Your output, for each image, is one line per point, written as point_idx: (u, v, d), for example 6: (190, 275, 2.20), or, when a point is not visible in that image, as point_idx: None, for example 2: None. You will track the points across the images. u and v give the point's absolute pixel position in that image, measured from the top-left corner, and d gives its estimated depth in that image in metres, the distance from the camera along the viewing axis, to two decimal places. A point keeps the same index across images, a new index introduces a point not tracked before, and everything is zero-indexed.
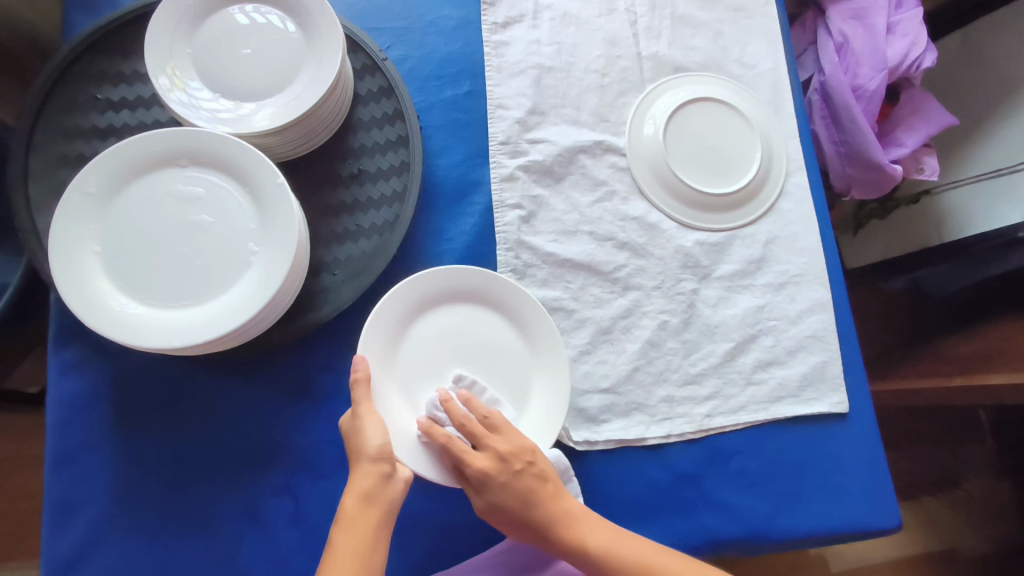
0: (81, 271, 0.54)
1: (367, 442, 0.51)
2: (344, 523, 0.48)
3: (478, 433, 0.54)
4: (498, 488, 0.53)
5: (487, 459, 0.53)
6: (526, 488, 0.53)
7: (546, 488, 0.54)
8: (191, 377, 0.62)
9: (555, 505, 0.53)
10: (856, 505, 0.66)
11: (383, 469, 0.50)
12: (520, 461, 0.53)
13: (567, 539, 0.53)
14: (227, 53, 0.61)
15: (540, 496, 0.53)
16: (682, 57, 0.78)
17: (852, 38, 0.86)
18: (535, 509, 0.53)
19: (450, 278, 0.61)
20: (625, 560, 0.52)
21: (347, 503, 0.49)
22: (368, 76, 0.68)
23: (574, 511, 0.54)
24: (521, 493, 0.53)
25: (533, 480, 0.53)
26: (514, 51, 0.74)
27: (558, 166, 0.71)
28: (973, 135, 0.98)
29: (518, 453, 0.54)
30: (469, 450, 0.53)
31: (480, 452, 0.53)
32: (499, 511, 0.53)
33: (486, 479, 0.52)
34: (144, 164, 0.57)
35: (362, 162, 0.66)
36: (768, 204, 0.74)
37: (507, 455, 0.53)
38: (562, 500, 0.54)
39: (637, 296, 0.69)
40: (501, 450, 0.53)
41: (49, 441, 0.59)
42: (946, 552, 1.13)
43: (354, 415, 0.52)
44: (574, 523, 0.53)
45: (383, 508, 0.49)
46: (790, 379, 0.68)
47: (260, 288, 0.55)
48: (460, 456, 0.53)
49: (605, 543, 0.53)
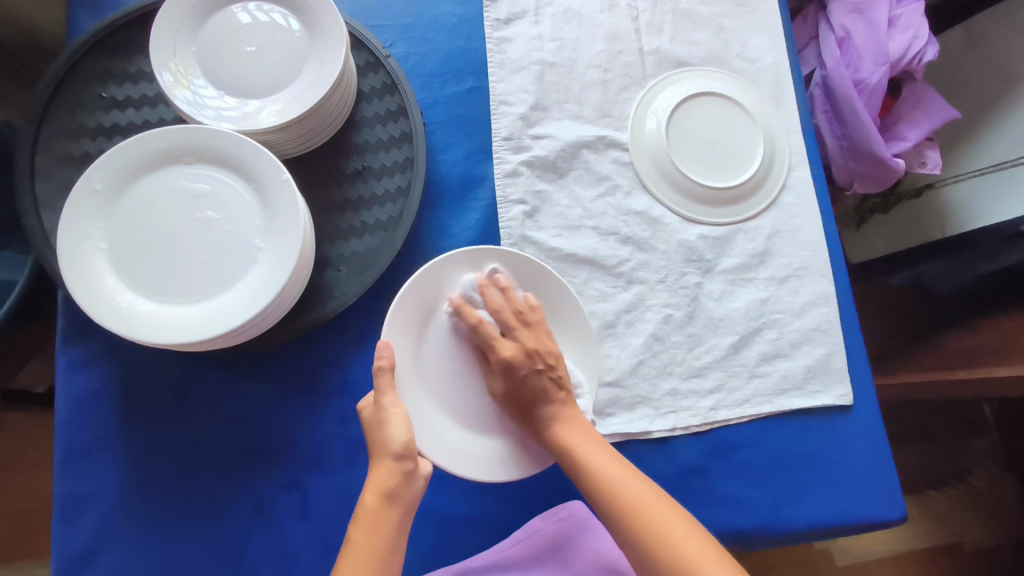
0: (89, 267, 0.54)
1: (390, 435, 0.51)
2: (366, 520, 0.48)
3: (511, 324, 0.58)
4: (515, 376, 0.56)
5: (514, 349, 0.56)
6: (537, 387, 0.56)
7: (558, 393, 0.56)
8: (198, 372, 0.62)
9: (561, 410, 0.56)
10: (862, 497, 0.66)
11: (408, 465, 0.50)
12: (539, 361, 0.56)
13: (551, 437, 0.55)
14: (232, 50, 0.62)
15: (551, 400, 0.56)
16: (684, 51, 0.78)
17: (854, 32, 0.86)
18: (543, 406, 0.56)
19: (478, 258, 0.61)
20: (594, 473, 0.52)
21: (367, 500, 0.49)
22: (371, 73, 0.68)
23: (574, 420, 0.56)
24: (532, 390, 0.56)
25: (548, 382, 0.56)
26: (516, 47, 0.74)
27: (561, 161, 0.72)
28: (976, 128, 0.99)
29: (543, 353, 0.57)
30: (497, 338, 0.57)
31: (510, 340, 0.57)
32: (508, 396, 0.57)
33: (507, 365, 0.56)
34: (151, 161, 0.57)
35: (366, 159, 0.66)
36: (770, 197, 0.74)
37: (532, 351, 0.56)
38: (569, 408, 0.56)
39: (640, 290, 0.69)
40: (529, 346, 0.56)
41: (59, 437, 0.60)
42: (952, 546, 1.13)
43: (377, 405, 0.52)
44: (570, 426, 0.55)
45: (402, 506, 0.49)
46: (794, 372, 0.69)
47: (265, 284, 0.55)
48: (487, 339, 0.57)
49: (585, 452, 0.53)
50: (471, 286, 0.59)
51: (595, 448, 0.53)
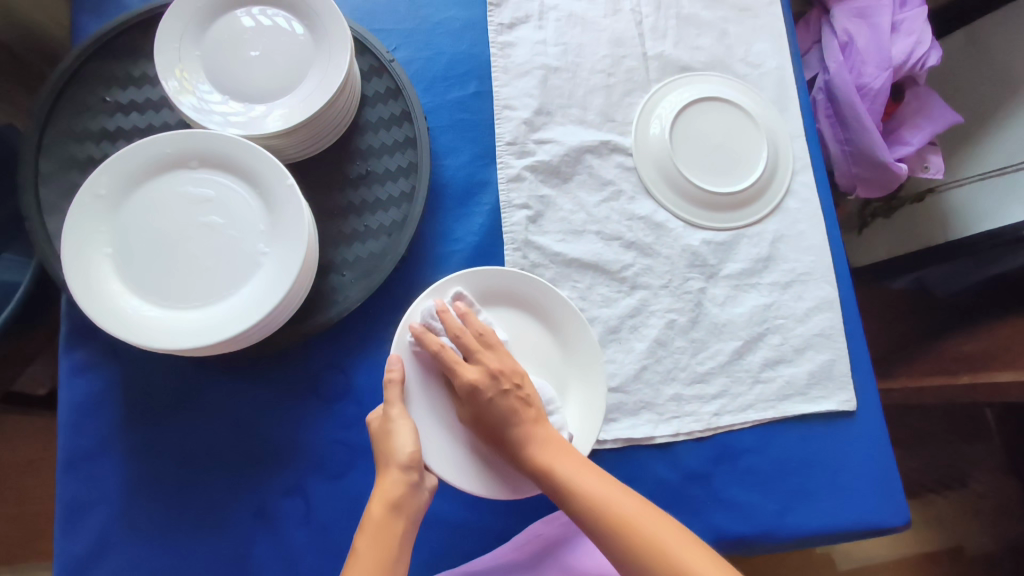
0: (93, 272, 0.54)
1: (397, 445, 0.51)
2: (372, 530, 0.48)
3: (473, 348, 0.54)
4: (481, 402, 0.53)
5: (479, 371, 0.53)
6: (509, 408, 0.53)
7: (527, 412, 0.54)
8: (202, 377, 0.62)
9: (534, 429, 0.53)
10: (864, 502, 0.66)
11: (414, 475, 0.50)
12: (505, 382, 0.54)
13: (528, 464, 0.52)
14: (236, 55, 0.62)
15: (522, 419, 0.53)
16: (687, 56, 0.78)
17: (857, 37, 0.86)
18: (516, 429, 0.53)
19: (489, 279, 0.61)
20: (584, 494, 0.50)
21: (373, 510, 0.49)
22: (375, 77, 0.68)
23: (548, 440, 0.53)
24: (501, 413, 0.53)
25: (517, 402, 0.53)
26: (520, 52, 0.74)
27: (565, 166, 0.72)
28: (978, 133, 0.99)
29: (508, 374, 0.54)
30: (460, 361, 0.54)
31: (473, 365, 0.54)
32: (478, 424, 0.54)
33: (474, 391, 0.53)
34: (155, 165, 0.57)
35: (369, 163, 0.66)
36: (774, 203, 0.74)
37: (494, 374, 0.54)
38: (541, 426, 0.54)
39: (644, 295, 0.69)
40: (492, 367, 0.54)
41: (61, 442, 0.60)
42: (953, 551, 1.13)
43: (387, 415, 0.53)
44: (547, 446, 0.52)
45: (407, 517, 0.49)
46: (797, 377, 0.69)
47: (269, 289, 0.55)
48: (451, 365, 0.53)
49: (569, 473, 0.51)
50: (432, 311, 0.56)
51: (576, 467, 0.51)
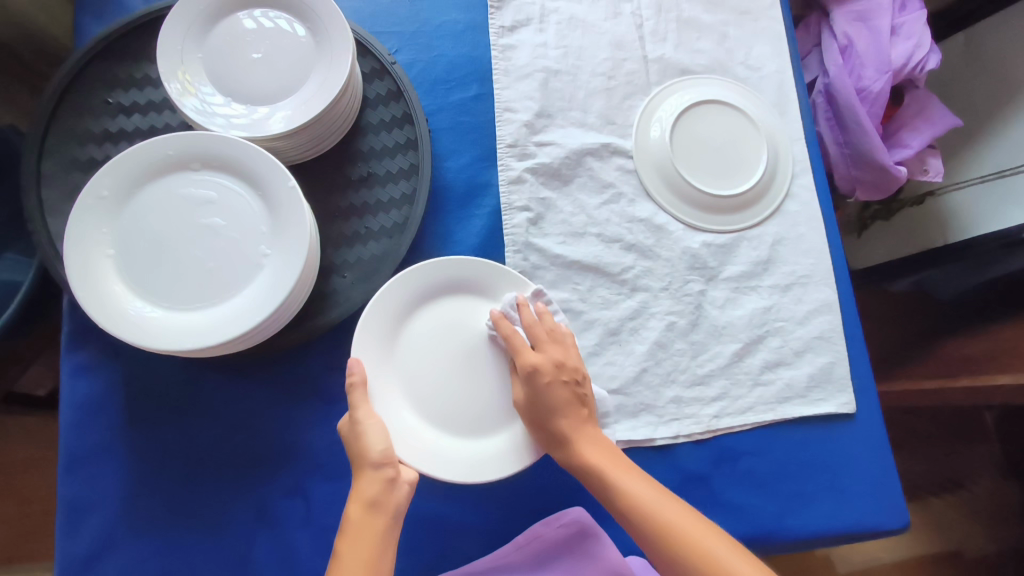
0: (95, 272, 0.54)
1: (368, 443, 0.51)
2: (351, 530, 0.48)
3: (541, 338, 0.59)
4: (543, 384, 0.57)
5: (543, 360, 0.58)
6: (567, 398, 0.57)
7: (581, 409, 0.58)
8: (203, 378, 0.63)
9: (584, 427, 0.57)
10: (864, 505, 0.66)
11: (388, 472, 0.50)
12: (566, 375, 0.58)
13: (576, 457, 0.56)
14: (238, 57, 0.62)
15: (575, 413, 0.57)
16: (688, 59, 0.78)
17: (857, 40, 0.86)
18: (566, 419, 0.57)
19: (439, 269, 0.62)
20: (628, 493, 0.53)
21: (352, 510, 0.49)
22: (377, 80, 0.69)
23: (597, 438, 0.57)
24: (558, 400, 0.57)
25: (573, 396, 0.58)
26: (521, 55, 0.74)
27: (565, 169, 0.72)
28: (978, 136, 0.99)
29: (570, 369, 0.58)
30: (527, 348, 0.58)
31: (538, 352, 0.58)
32: (529, 409, 0.57)
33: (536, 374, 0.57)
34: (158, 167, 0.57)
35: (371, 165, 0.66)
36: (774, 205, 0.74)
37: (559, 364, 0.58)
38: (590, 426, 0.58)
39: (644, 297, 0.69)
40: (557, 359, 0.58)
41: (63, 442, 0.60)
42: (953, 553, 1.13)
43: (354, 419, 0.52)
44: (593, 443, 0.57)
45: (389, 514, 0.49)
46: (797, 380, 0.69)
47: (270, 291, 0.55)
48: (518, 348, 0.58)
49: (615, 471, 0.55)
50: (512, 302, 0.60)
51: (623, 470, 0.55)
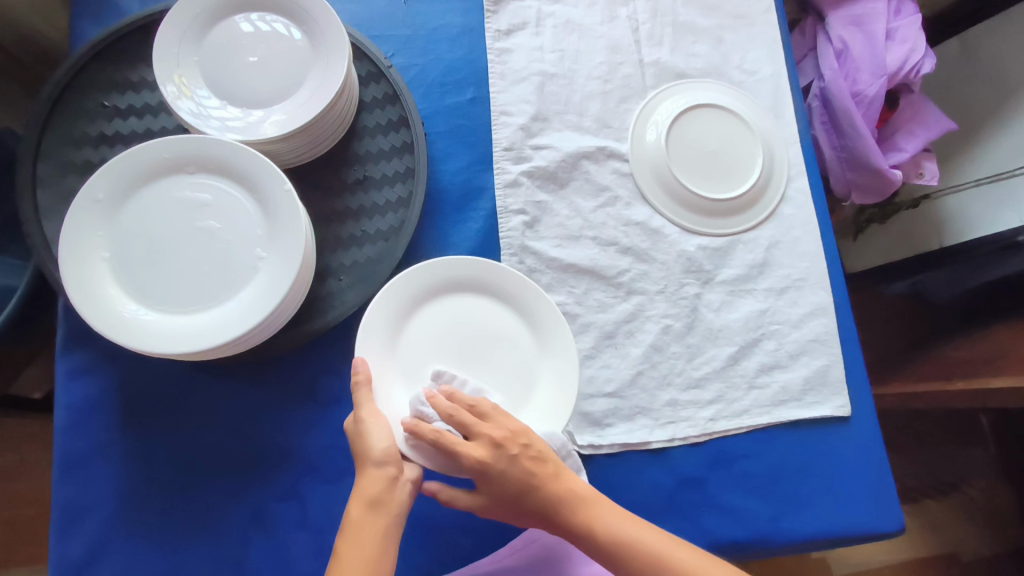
0: (91, 276, 0.54)
1: (373, 442, 0.50)
2: (352, 529, 0.47)
3: (467, 423, 0.50)
4: (499, 466, 0.49)
5: (482, 448, 0.50)
6: (524, 473, 0.49)
7: (545, 468, 0.50)
8: (198, 382, 0.62)
9: (557, 487, 0.50)
10: (860, 508, 0.66)
11: (392, 471, 0.50)
12: (510, 449, 0.50)
13: (580, 525, 0.50)
14: (234, 60, 0.62)
15: (542, 476, 0.50)
16: (684, 63, 0.78)
17: (852, 44, 0.87)
18: (539, 496, 0.50)
19: (454, 267, 0.62)
20: (639, 547, 0.50)
21: (353, 509, 0.48)
22: (373, 83, 0.69)
23: (579, 493, 0.51)
24: (520, 478, 0.49)
25: (530, 463, 0.50)
26: (517, 58, 0.74)
27: (561, 172, 0.72)
28: (972, 140, 0.99)
29: (512, 437, 0.50)
30: (459, 443, 0.50)
31: (472, 441, 0.50)
32: (497, 498, 0.51)
33: (483, 470, 0.49)
34: (153, 170, 0.57)
35: (367, 168, 0.66)
36: (769, 209, 0.74)
37: (493, 444, 0.50)
38: (563, 479, 0.51)
39: (640, 300, 0.69)
40: (492, 438, 0.50)
41: (57, 446, 0.60)
42: (949, 556, 1.13)
43: (359, 416, 0.52)
44: (583, 506, 0.51)
45: (390, 513, 0.49)
46: (792, 383, 0.69)
47: (266, 295, 0.55)
48: (450, 450, 0.49)
49: (616, 527, 0.50)
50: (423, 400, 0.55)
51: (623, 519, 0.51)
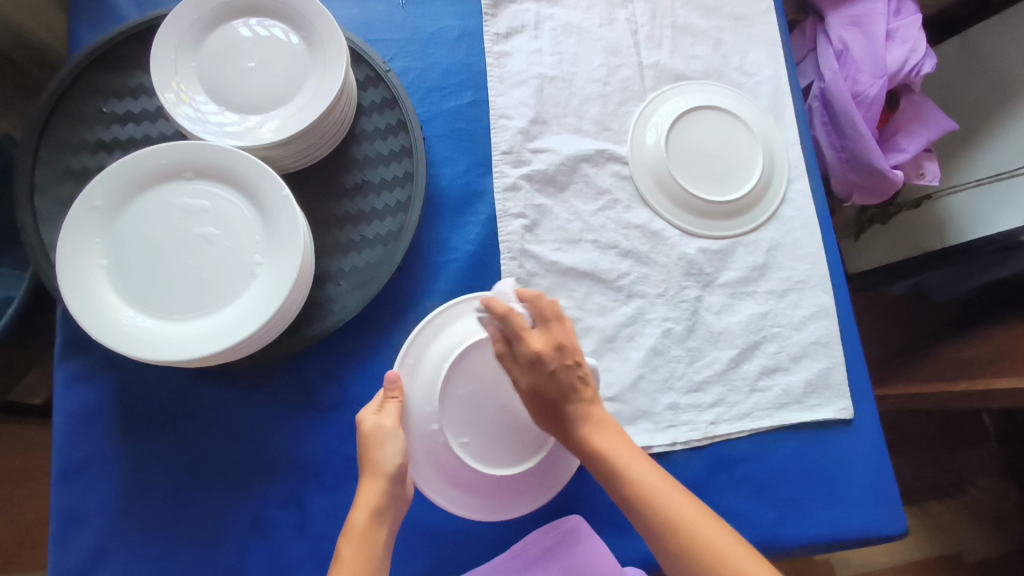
0: (90, 284, 0.54)
1: (385, 454, 0.52)
2: (356, 536, 0.48)
3: (546, 318, 0.54)
4: (545, 373, 0.53)
5: (543, 342, 0.53)
6: (570, 385, 0.53)
7: (586, 389, 0.54)
8: (198, 388, 0.62)
9: (592, 407, 0.53)
10: (864, 511, 0.65)
11: (393, 487, 0.52)
12: (570, 356, 0.53)
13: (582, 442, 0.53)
14: (232, 66, 0.62)
15: (582, 399, 0.53)
16: (683, 65, 0.78)
17: (852, 45, 0.86)
18: (575, 407, 0.53)
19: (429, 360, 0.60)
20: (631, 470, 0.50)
21: (358, 516, 0.49)
22: (372, 87, 0.69)
23: (606, 422, 0.53)
24: (563, 389, 0.53)
25: (578, 380, 0.53)
26: (515, 61, 0.74)
27: (560, 175, 0.72)
28: (974, 139, 0.99)
29: (573, 350, 0.54)
30: (529, 331, 0.53)
31: (542, 332, 0.54)
32: (537, 400, 0.54)
33: (540, 360, 0.52)
34: (152, 176, 0.57)
35: (366, 173, 0.66)
36: (769, 211, 0.74)
37: (560, 345, 0.53)
38: (597, 406, 0.54)
39: (640, 304, 0.69)
40: (558, 339, 0.53)
41: (57, 453, 0.59)
42: (954, 557, 1.12)
43: (380, 424, 0.54)
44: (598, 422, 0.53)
45: (389, 525, 0.51)
46: (794, 386, 0.68)
47: (264, 301, 0.55)
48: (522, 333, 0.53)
49: (628, 460, 0.51)
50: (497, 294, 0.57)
51: (633, 457, 0.51)
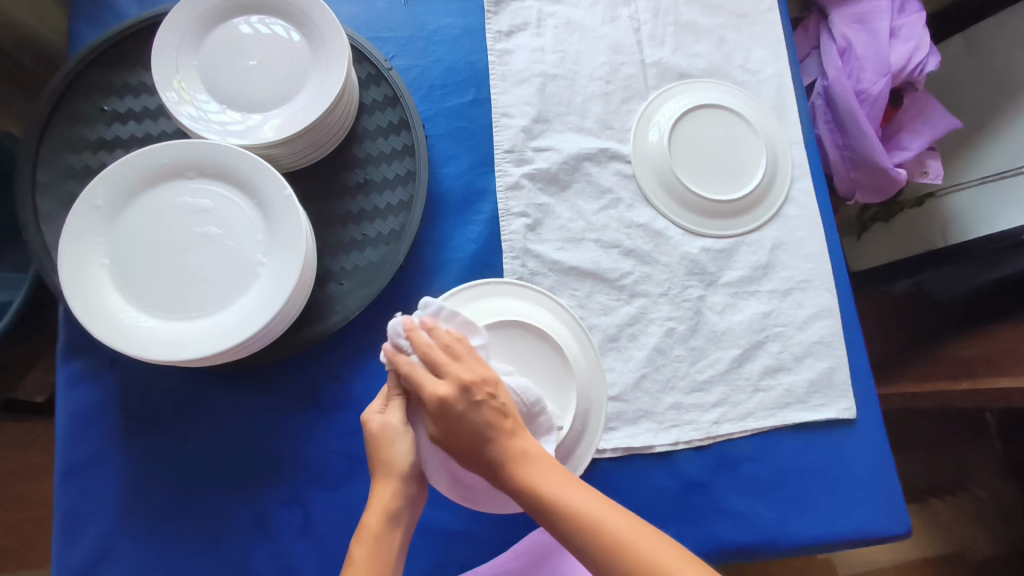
0: (91, 284, 0.54)
1: (398, 455, 0.51)
2: (370, 541, 0.49)
3: (440, 360, 0.49)
4: (454, 417, 0.47)
5: (447, 386, 0.48)
6: (483, 422, 0.48)
7: (505, 424, 0.49)
8: (201, 387, 0.62)
9: (511, 444, 0.48)
10: (867, 511, 0.65)
11: (407, 487, 0.52)
12: (479, 395, 0.48)
13: (505, 480, 0.48)
14: (234, 64, 0.62)
15: (499, 432, 0.48)
16: (686, 63, 0.78)
17: (855, 42, 0.86)
18: (493, 446, 0.48)
19: None
20: (571, 507, 0.45)
21: (371, 519, 0.50)
22: (373, 85, 0.68)
23: (531, 452, 0.48)
24: (477, 428, 0.48)
25: (492, 415, 0.48)
26: (518, 59, 0.74)
27: (563, 174, 0.71)
28: (977, 137, 0.99)
29: (480, 384, 0.49)
30: (428, 377, 0.49)
31: (442, 378, 0.48)
32: (450, 441, 0.48)
33: (444, 407, 0.47)
34: (153, 176, 0.57)
35: (367, 172, 0.66)
36: (772, 210, 0.74)
37: (466, 386, 0.48)
38: (520, 438, 0.49)
39: (643, 303, 0.69)
40: (464, 379, 0.48)
41: (59, 454, 0.59)
42: (955, 555, 1.12)
43: (387, 420, 0.52)
44: (525, 463, 0.47)
45: (402, 527, 0.51)
46: (797, 385, 0.68)
47: (267, 300, 0.55)
48: (418, 381, 0.49)
49: (557, 487, 0.46)
50: (400, 327, 0.51)
51: (563, 483, 0.47)
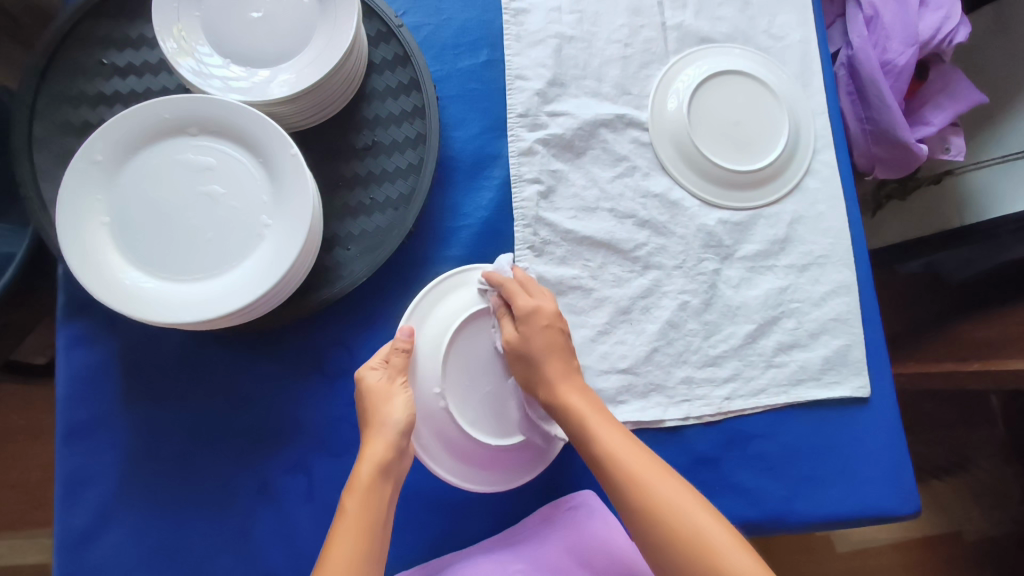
0: (91, 241, 0.52)
1: (393, 408, 0.52)
2: (363, 489, 0.48)
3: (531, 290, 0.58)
4: (535, 325, 0.55)
5: (541, 304, 0.57)
6: (558, 343, 0.56)
7: (572, 359, 0.57)
8: (205, 351, 0.61)
9: (575, 375, 0.56)
10: (878, 490, 0.65)
11: (401, 441, 0.51)
12: (561, 322, 0.57)
13: (558, 398, 0.54)
14: (236, 16, 0.59)
15: (567, 361, 0.56)
16: (708, 27, 0.75)
17: (883, 10, 0.82)
18: (559, 361, 0.55)
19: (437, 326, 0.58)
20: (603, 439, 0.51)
21: (363, 471, 0.49)
22: (382, 44, 0.65)
23: (588, 390, 0.56)
24: (551, 343, 0.55)
25: (564, 343, 0.56)
26: (534, 19, 0.71)
27: (578, 140, 0.69)
28: (1002, 113, 0.96)
29: (563, 318, 0.58)
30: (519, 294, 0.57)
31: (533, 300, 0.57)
32: (519, 346, 0.56)
33: (531, 313, 0.56)
34: (155, 131, 0.55)
35: (376, 134, 0.64)
36: (792, 183, 0.72)
37: (557, 312, 0.57)
38: (580, 375, 0.56)
39: (657, 275, 0.67)
40: (555, 306, 0.57)
41: (59, 415, 0.58)
42: (952, 534, 1.13)
43: (387, 378, 0.54)
44: (585, 393, 0.55)
45: (394, 482, 0.50)
46: (811, 362, 0.67)
47: (272, 263, 0.53)
48: (512, 294, 0.57)
49: (596, 420, 0.52)
50: (507, 264, 0.61)
51: (602, 417, 0.53)
